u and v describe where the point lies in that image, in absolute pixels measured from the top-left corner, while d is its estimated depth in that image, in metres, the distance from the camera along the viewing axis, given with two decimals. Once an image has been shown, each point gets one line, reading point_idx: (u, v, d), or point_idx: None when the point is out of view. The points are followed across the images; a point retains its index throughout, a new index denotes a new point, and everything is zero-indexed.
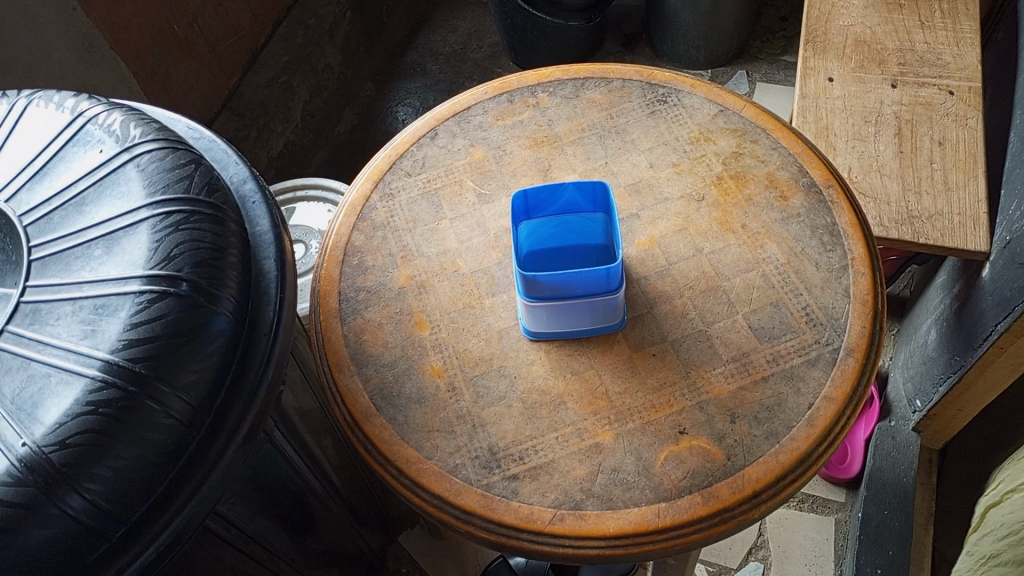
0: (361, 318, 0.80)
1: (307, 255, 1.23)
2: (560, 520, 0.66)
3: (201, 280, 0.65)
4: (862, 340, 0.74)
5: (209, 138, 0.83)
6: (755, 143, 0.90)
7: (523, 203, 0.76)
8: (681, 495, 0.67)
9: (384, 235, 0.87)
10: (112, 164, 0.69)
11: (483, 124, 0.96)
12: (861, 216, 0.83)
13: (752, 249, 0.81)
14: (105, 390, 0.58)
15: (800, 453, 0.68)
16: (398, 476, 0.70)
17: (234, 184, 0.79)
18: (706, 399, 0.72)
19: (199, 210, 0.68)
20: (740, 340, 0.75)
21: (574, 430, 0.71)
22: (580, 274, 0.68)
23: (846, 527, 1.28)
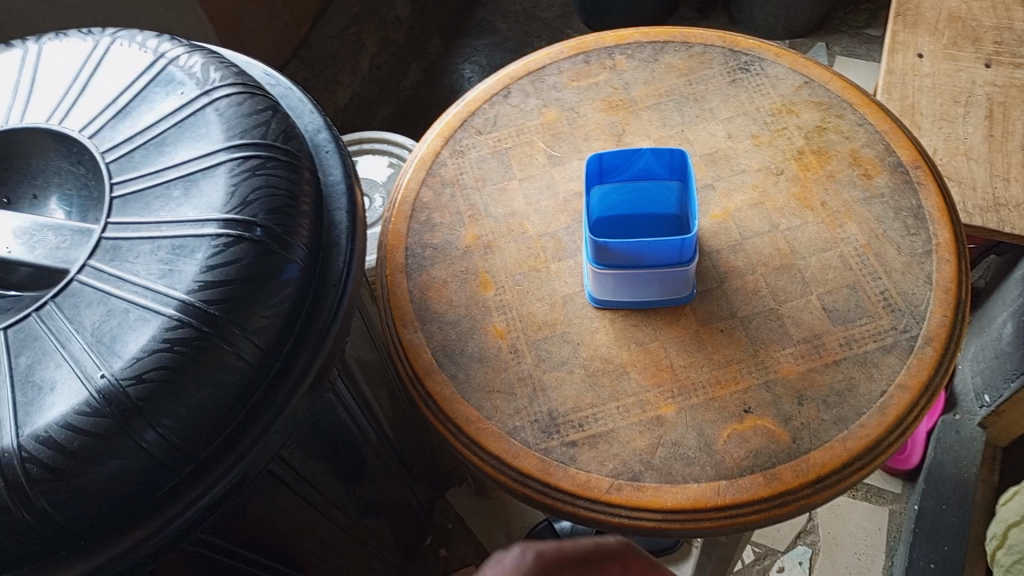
0: (426, 274, 0.80)
1: (371, 208, 1.23)
2: (618, 490, 0.66)
3: (275, 226, 0.65)
4: (942, 329, 0.71)
5: (283, 85, 0.83)
6: (840, 117, 0.87)
7: (597, 167, 0.75)
8: (743, 474, 0.66)
9: (452, 193, 0.86)
10: (192, 106, 0.70)
11: (557, 84, 0.94)
12: (949, 199, 0.79)
13: (830, 229, 0.79)
14: (180, 329, 0.59)
15: (869, 440, 0.66)
16: (457, 434, 0.71)
17: (308, 132, 0.78)
18: (773, 379, 0.70)
19: (275, 156, 0.69)
20: (813, 321, 0.73)
21: (636, 401, 0.71)
22: (655, 242, 0.67)
23: (900, 519, 1.26)
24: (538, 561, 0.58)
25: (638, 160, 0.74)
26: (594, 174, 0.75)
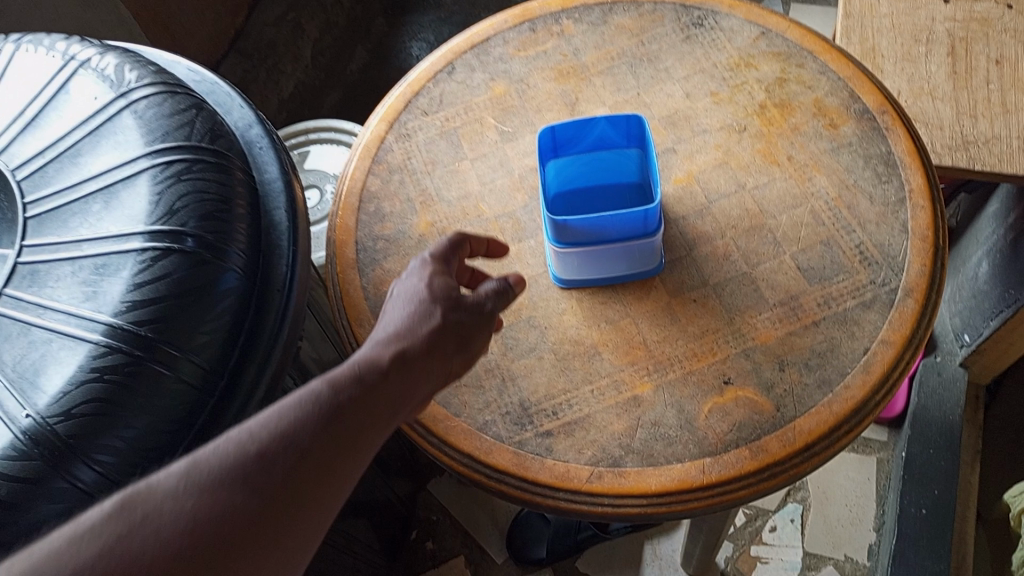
0: (380, 268, 0.76)
1: (321, 203, 1.17)
2: (599, 478, 0.63)
3: (207, 234, 0.61)
4: (922, 280, 0.68)
5: (207, 79, 0.78)
6: (800, 67, 0.83)
7: (550, 139, 0.70)
8: (728, 450, 0.63)
9: (401, 179, 0.81)
10: (107, 112, 0.66)
11: (504, 56, 0.89)
12: (919, 142, 0.76)
13: (799, 183, 0.75)
14: (110, 355, 0.55)
15: (855, 402, 0.63)
16: (425, 435, 0.67)
17: (239, 129, 0.73)
18: (752, 346, 0.67)
19: (201, 159, 0.65)
20: (788, 282, 0.70)
21: (610, 382, 0.67)
22: (615, 216, 0.63)
23: (888, 467, 1.21)
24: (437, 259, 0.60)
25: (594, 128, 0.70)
26: (548, 147, 0.71)
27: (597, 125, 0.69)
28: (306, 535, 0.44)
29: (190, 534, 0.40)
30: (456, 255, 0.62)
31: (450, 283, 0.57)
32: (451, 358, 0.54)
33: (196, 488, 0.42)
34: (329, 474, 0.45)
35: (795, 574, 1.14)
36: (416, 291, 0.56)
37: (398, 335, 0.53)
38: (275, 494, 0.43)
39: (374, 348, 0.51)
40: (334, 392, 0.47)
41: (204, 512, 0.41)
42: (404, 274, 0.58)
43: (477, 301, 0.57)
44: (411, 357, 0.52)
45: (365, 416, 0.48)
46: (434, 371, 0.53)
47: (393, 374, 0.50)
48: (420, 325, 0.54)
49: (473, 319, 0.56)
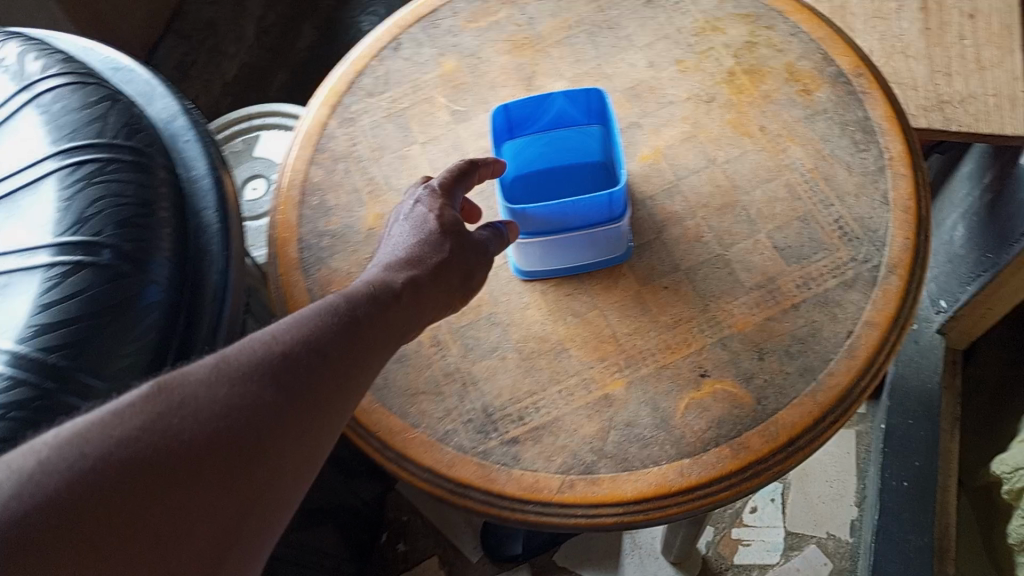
0: (326, 268, 0.70)
1: (259, 199, 1.09)
2: (570, 487, 0.58)
3: (125, 243, 0.55)
4: (906, 255, 0.64)
5: (123, 65, 0.70)
6: (770, 29, 0.77)
7: (505, 120, 0.64)
8: (707, 449, 0.58)
9: (346, 168, 0.75)
10: (10, 110, 0.60)
11: (453, 29, 0.83)
12: (898, 106, 0.71)
13: (773, 155, 0.70)
14: (15, 387, 0.49)
15: (841, 391, 0.59)
16: (382, 449, 0.62)
17: (161, 121, 0.66)
18: (729, 335, 0.63)
19: (117, 157, 0.58)
20: (765, 264, 0.65)
21: (579, 381, 0.63)
22: (579, 204, 0.57)
23: (868, 440, 1.18)
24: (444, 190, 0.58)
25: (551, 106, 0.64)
26: (502, 129, 0.65)
27: (554, 102, 0.64)
28: (331, 430, 0.45)
29: (219, 425, 0.40)
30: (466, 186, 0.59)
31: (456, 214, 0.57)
32: (455, 288, 0.55)
33: (225, 381, 0.42)
34: (349, 380, 0.46)
35: (778, 555, 1.11)
36: (427, 216, 0.56)
37: (408, 260, 0.53)
38: (299, 396, 0.43)
39: (383, 271, 0.52)
40: (349, 309, 0.48)
41: (234, 404, 0.41)
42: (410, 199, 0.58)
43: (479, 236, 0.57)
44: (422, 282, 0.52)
45: (377, 334, 0.48)
46: (440, 298, 0.54)
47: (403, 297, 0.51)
48: (429, 251, 0.54)
49: (476, 253, 0.56)
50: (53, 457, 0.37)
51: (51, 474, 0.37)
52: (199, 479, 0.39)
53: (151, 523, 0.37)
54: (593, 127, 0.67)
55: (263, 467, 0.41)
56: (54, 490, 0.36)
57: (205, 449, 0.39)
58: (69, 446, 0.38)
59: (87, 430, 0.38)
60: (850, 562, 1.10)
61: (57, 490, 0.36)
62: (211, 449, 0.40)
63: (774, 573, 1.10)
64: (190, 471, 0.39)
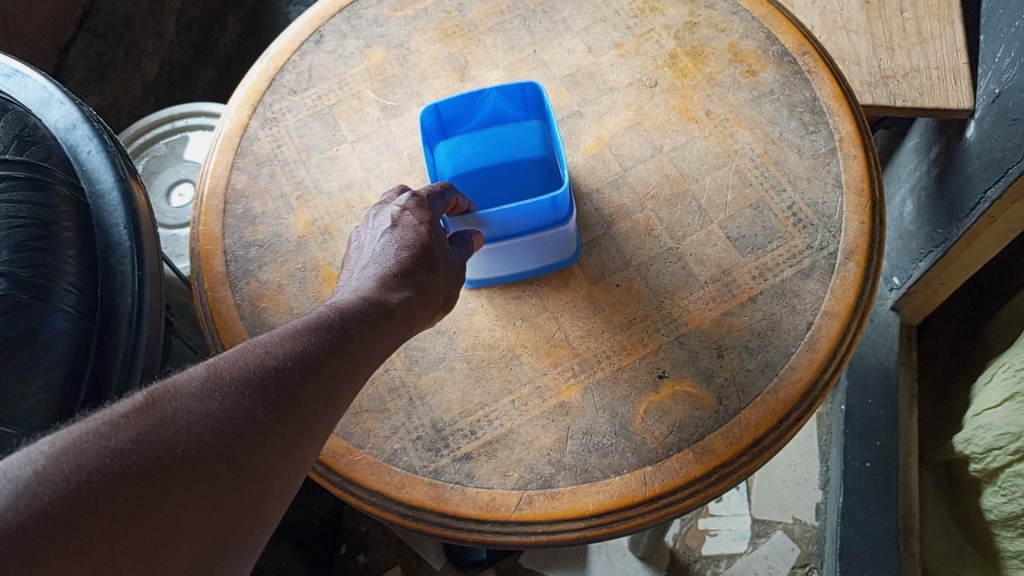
0: (255, 281, 0.65)
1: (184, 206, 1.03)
2: (528, 504, 0.55)
3: (21, 271, 0.50)
4: (862, 239, 0.62)
5: (16, 71, 0.64)
6: (710, 8, 0.74)
7: (436, 121, 0.61)
8: (669, 455, 0.55)
9: (271, 172, 0.70)
10: None
11: (378, 17, 0.78)
12: (845, 84, 0.69)
13: (721, 141, 0.67)
14: None
15: (804, 385, 0.57)
16: (326, 475, 0.58)
17: (59, 131, 0.60)
18: (686, 332, 0.60)
19: (8, 176, 0.53)
20: (719, 256, 0.62)
21: (532, 390, 0.59)
22: (522, 208, 0.53)
23: (828, 420, 1.17)
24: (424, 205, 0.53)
25: (485, 101, 0.60)
26: (435, 129, 0.61)
27: (488, 98, 0.60)
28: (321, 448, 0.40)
29: (218, 437, 0.35)
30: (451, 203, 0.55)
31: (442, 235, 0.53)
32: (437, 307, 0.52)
33: (220, 392, 0.37)
34: (339, 398, 0.42)
35: (744, 542, 1.11)
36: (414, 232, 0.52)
37: (396, 275, 0.50)
38: (294, 410, 0.39)
39: (375, 288, 0.48)
40: (340, 324, 0.44)
41: (230, 416, 0.36)
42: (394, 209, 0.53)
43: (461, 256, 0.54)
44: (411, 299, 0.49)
45: (368, 353, 0.45)
46: (423, 318, 0.51)
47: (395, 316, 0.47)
48: (417, 271, 0.50)
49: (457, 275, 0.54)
50: (42, 472, 0.30)
51: (46, 485, 0.30)
52: (200, 492, 0.33)
53: (154, 537, 0.31)
54: (532, 123, 0.63)
55: (260, 486, 0.36)
56: (50, 497, 0.29)
57: (209, 458, 0.34)
58: (61, 454, 0.31)
59: (78, 439, 0.32)
60: (816, 546, 1.09)
61: (53, 500, 0.29)
62: (214, 459, 0.34)
63: (742, 562, 1.09)
64: (195, 480, 0.33)
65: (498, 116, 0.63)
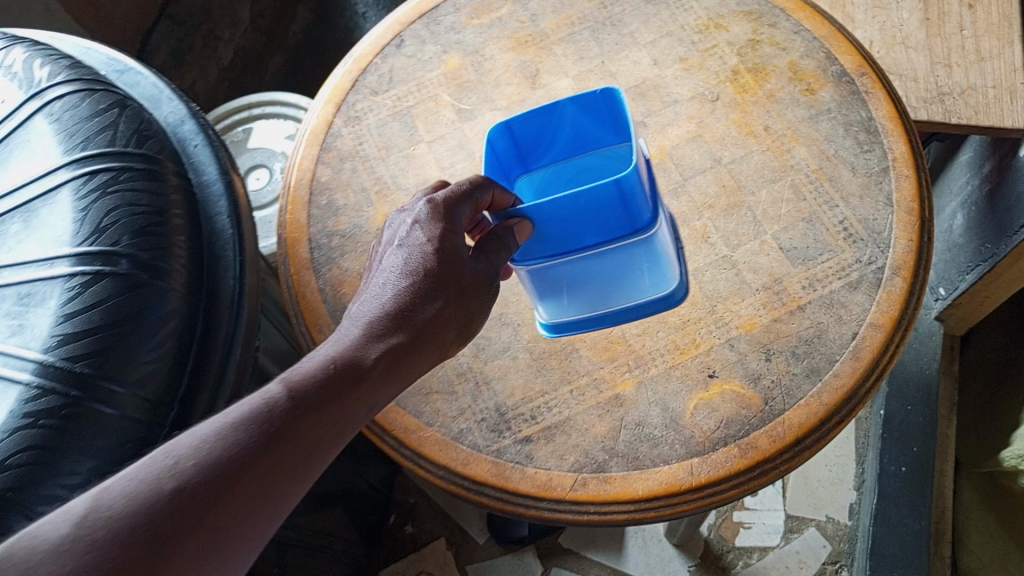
0: (337, 268, 0.70)
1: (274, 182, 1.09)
2: (583, 485, 0.60)
3: (141, 251, 0.55)
4: (909, 256, 0.65)
5: (129, 67, 0.70)
6: (773, 27, 0.78)
7: (517, 151, 0.62)
8: (716, 448, 0.60)
9: (353, 167, 0.75)
10: (19, 116, 0.60)
11: (456, 25, 0.83)
12: (901, 106, 0.72)
13: (777, 155, 0.71)
14: (43, 398, 0.50)
15: (846, 391, 0.60)
16: (398, 447, 0.64)
17: (169, 125, 0.66)
18: (736, 336, 0.64)
19: (130, 166, 0.58)
20: (771, 265, 0.66)
21: (590, 382, 0.64)
22: (585, 193, 0.51)
23: (867, 425, 1.20)
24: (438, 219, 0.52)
25: (567, 119, 0.61)
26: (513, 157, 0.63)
27: (569, 113, 0.60)
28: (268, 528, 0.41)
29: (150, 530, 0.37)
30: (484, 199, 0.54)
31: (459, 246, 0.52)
32: (450, 337, 0.52)
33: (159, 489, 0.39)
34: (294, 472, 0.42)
35: (778, 537, 1.15)
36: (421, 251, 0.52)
37: (390, 321, 0.49)
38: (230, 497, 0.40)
39: (364, 340, 0.48)
40: (310, 388, 0.45)
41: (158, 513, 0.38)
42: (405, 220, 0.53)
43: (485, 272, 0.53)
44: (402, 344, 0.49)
45: (336, 418, 0.45)
46: (430, 354, 0.50)
47: (378, 368, 0.47)
48: (419, 306, 0.50)
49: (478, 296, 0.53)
50: None
51: None
52: None
53: None
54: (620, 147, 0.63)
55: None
56: None
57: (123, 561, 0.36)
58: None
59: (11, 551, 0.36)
60: (848, 544, 1.13)
61: None
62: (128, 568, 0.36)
63: (774, 555, 1.13)
64: None
65: (584, 133, 0.63)
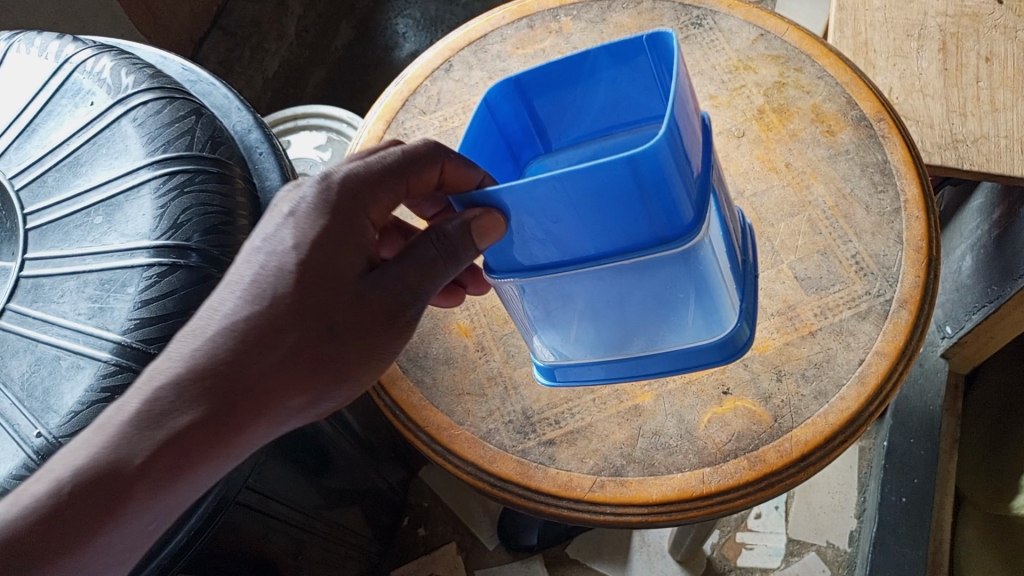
0: None
1: None
2: (601, 487, 0.65)
3: (211, 247, 0.61)
4: (915, 291, 0.69)
5: (202, 79, 0.76)
6: (798, 70, 0.83)
7: (531, 126, 0.62)
8: (727, 460, 0.64)
9: None
10: (106, 118, 0.65)
11: (502, 53, 0.88)
12: (915, 151, 0.76)
13: (797, 191, 0.76)
14: (119, 374, 0.56)
15: (850, 413, 0.65)
16: (429, 443, 0.69)
17: (237, 133, 0.72)
18: (751, 356, 0.69)
19: (204, 168, 0.64)
20: (786, 292, 0.71)
21: (612, 392, 0.69)
22: (594, 180, 0.47)
23: (870, 455, 1.24)
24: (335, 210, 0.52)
25: (592, 77, 0.59)
26: (529, 129, 0.62)
27: (594, 67, 0.57)
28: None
29: None
30: (433, 173, 0.54)
31: (305, 287, 0.50)
32: (293, 397, 0.50)
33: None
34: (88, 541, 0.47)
35: (778, 559, 1.18)
36: (269, 277, 0.50)
37: (204, 382, 0.48)
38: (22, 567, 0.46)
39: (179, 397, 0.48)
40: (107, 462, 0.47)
41: None
42: (302, 190, 0.53)
43: (362, 301, 0.51)
44: (208, 415, 0.48)
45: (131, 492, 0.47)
46: (256, 418, 0.49)
47: (173, 449, 0.47)
48: (241, 362, 0.49)
49: (331, 348, 0.51)
50: None
51: None
52: None
53: None
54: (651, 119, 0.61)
55: None
56: None
57: None
58: None
59: None
60: (846, 571, 1.16)
61: None
62: None
63: None
64: None
65: (619, 101, 0.60)
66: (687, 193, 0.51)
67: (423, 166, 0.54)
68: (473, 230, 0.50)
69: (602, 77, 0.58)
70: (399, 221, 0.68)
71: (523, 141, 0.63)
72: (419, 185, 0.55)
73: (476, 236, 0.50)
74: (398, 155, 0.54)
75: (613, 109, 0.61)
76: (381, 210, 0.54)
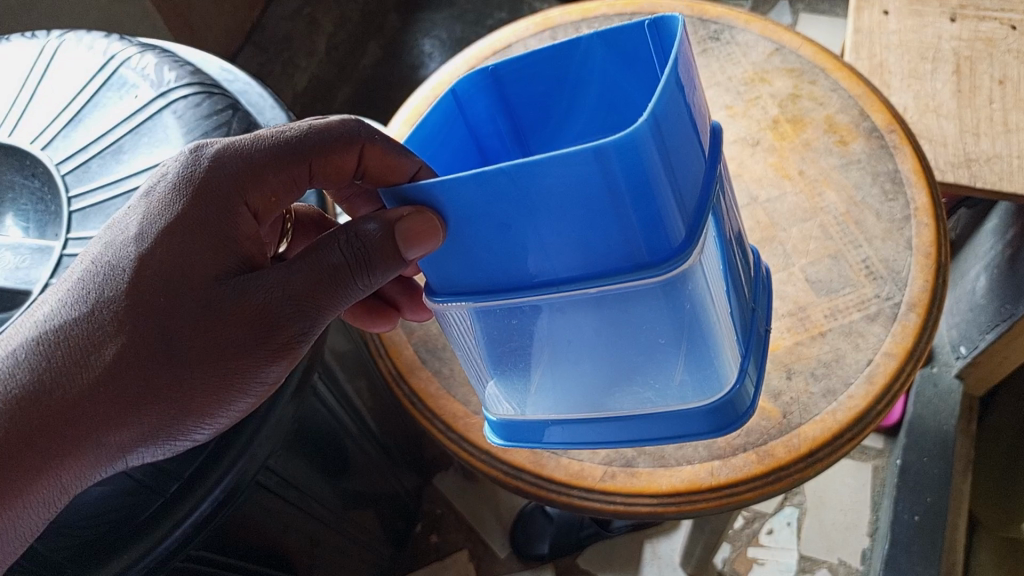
0: None
1: None
2: (611, 477, 0.66)
3: None
4: (924, 295, 0.71)
5: (238, 79, 0.80)
6: (813, 84, 0.85)
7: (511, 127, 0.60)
8: (736, 453, 0.65)
9: None
10: (148, 110, 0.69)
11: None
12: (926, 162, 0.78)
13: (809, 198, 0.78)
14: None
15: (859, 410, 0.66)
16: (445, 431, 0.71)
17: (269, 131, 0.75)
18: None
19: None
20: (798, 294, 0.73)
21: None
22: (556, 180, 0.42)
23: (883, 474, 1.24)
24: (221, 188, 0.53)
25: (581, 80, 0.57)
26: (506, 134, 0.60)
27: (584, 59, 0.55)
28: None
29: None
30: (351, 156, 0.57)
31: (155, 287, 0.51)
32: (130, 424, 0.51)
33: None
34: None
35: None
36: (126, 261, 0.51)
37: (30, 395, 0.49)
38: None
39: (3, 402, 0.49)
40: None
41: None
42: (176, 165, 0.54)
43: (219, 311, 0.51)
44: (32, 419, 0.49)
45: None
46: (88, 436, 0.50)
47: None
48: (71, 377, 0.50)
49: (175, 368, 0.51)
50: None
51: None
52: None
53: None
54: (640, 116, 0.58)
55: None
56: None
57: None
58: None
59: None
60: None
61: None
62: None
63: None
64: None
65: (607, 111, 0.59)
66: (670, 215, 0.45)
67: (340, 147, 0.56)
68: (405, 233, 0.47)
69: (589, 80, 0.56)
70: (319, 217, 0.71)
71: (500, 147, 0.60)
72: (330, 169, 0.57)
73: (405, 239, 0.47)
74: (302, 136, 0.56)
75: (605, 105, 0.58)
76: (266, 197, 0.56)
